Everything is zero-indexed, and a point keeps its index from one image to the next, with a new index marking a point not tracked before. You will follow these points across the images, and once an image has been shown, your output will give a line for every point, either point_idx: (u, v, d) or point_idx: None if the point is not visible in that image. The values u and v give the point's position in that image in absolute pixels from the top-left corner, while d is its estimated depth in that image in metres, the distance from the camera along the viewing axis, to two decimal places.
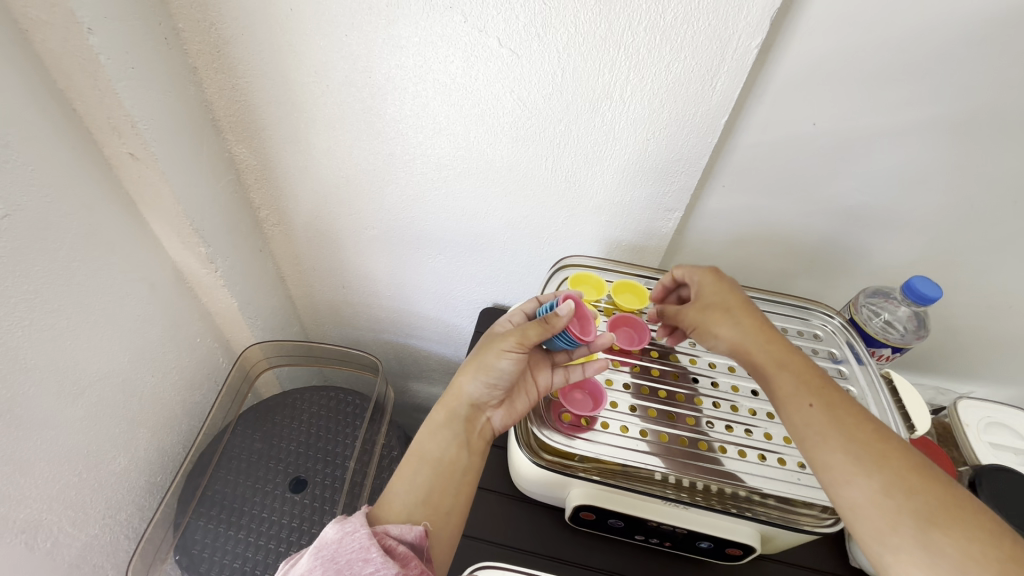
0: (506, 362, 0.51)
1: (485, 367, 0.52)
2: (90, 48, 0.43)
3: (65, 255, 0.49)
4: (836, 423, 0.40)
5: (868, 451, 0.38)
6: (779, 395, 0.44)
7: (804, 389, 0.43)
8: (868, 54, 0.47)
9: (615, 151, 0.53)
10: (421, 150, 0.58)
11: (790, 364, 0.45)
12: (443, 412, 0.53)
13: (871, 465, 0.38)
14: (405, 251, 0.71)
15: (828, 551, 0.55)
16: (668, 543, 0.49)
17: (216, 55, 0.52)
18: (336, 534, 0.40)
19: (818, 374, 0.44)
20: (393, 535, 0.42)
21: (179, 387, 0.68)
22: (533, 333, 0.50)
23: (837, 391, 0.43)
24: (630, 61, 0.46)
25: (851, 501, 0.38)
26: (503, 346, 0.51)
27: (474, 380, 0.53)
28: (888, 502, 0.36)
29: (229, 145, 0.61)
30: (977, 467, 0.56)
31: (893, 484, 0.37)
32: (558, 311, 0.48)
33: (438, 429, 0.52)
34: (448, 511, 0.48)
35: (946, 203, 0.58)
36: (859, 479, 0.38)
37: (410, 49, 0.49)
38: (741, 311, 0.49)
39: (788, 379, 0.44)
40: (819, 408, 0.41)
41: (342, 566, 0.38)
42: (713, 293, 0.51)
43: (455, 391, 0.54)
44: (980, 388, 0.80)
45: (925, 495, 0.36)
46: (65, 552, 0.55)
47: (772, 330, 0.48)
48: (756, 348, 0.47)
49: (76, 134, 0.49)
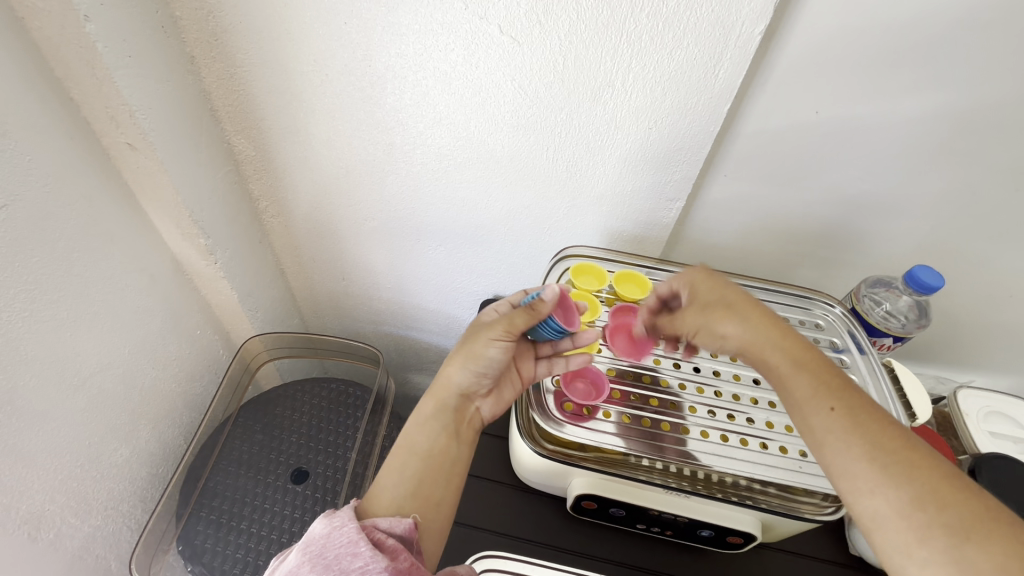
0: (495, 350, 0.50)
1: (474, 356, 0.51)
2: (86, 36, 0.43)
3: (65, 245, 0.49)
4: (859, 428, 0.37)
5: (895, 460, 0.35)
6: (797, 398, 0.40)
7: (822, 391, 0.39)
8: (874, 40, 0.47)
9: (616, 140, 0.53)
10: (421, 140, 0.57)
11: (805, 368, 0.41)
12: (432, 404, 0.52)
13: (898, 474, 0.35)
14: (405, 242, 0.71)
15: (828, 538, 0.55)
16: (669, 531, 0.50)
17: (213, 44, 0.52)
18: (323, 529, 0.40)
19: (837, 375, 0.40)
20: (381, 528, 0.42)
21: (180, 378, 0.68)
22: (522, 319, 0.49)
23: (859, 393, 0.39)
24: (632, 49, 0.45)
25: (874, 512, 0.35)
26: (492, 334, 0.50)
27: (462, 370, 0.52)
28: (917, 515, 0.33)
29: (227, 135, 0.61)
30: (977, 455, 0.56)
31: (923, 496, 0.34)
32: (545, 296, 0.48)
33: (427, 420, 0.51)
34: (438, 503, 0.47)
35: (948, 191, 0.58)
36: (885, 491, 0.35)
37: (411, 37, 0.48)
38: (746, 307, 0.46)
39: (805, 380, 0.41)
40: (841, 413, 0.38)
41: (330, 561, 0.38)
42: (708, 291, 0.48)
43: (443, 381, 0.52)
44: (980, 377, 0.80)
45: (958, 507, 0.33)
46: (68, 543, 0.56)
47: (786, 327, 0.44)
48: (764, 348, 0.43)
49: (74, 124, 0.49)
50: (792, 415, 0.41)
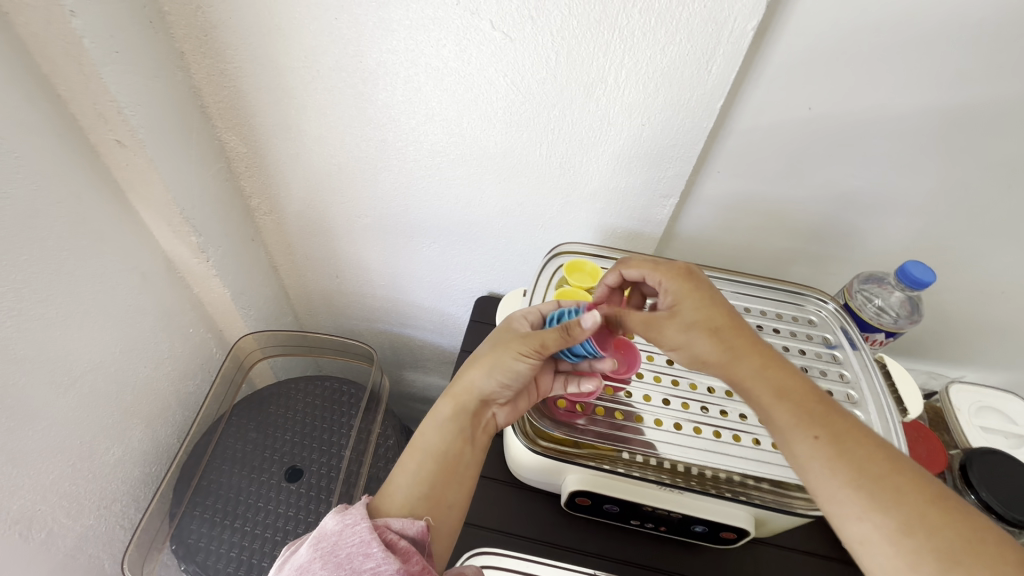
0: (524, 366, 0.47)
1: (502, 367, 0.48)
2: (73, 31, 0.42)
3: (54, 243, 0.48)
4: (842, 455, 0.37)
5: (881, 484, 0.35)
6: (780, 426, 0.40)
7: (805, 419, 0.39)
8: (865, 38, 0.47)
9: (609, 137, 0.53)
10: (415, 137, 0.57)
11: (788, 393, 0.40)
12: (450, 406, 0.50)
13: (885, 500, 0.35)
14: (398, 240, 0.71)
15: (819, 532, 0.56)
16: (662, 527, 0.50)
17: (203, 40, 0.52)
18: (336, 525, 0.40)
19: (820, 399, 0.40)
20: (394, 528, 0.41)
21: (173, 377, 0.67)
22: (554, 340, 0.46)
23: (842, 417, 0.39)
24: (624, 45, 0.45)
25: (862, 536, 0.35)
26: (524, 349, 0.47)
27: (486, 377, 0.48)
28: (906, 541, 0.33)
29: (218, 132, 0.60)
30: (968, 450, 0.57)
31: (911, 520, 0.33)
32: (584, 322, 0.45)
33: (445, 423, 0.49)
34: (449, 505, 0.47)
35: (940, 187, 0.58)
36: (873, 517, 0.34)
37: (402, 33, 0.48)
38: (726, 328, 0.44)
39: (788, 407, 0.40)
40: (825, 441, 0.38)
41: (342, 559, 0.38)
42: (689, 308, 0.46)
43: (465, 384, 0.50)
44: (971, 372, 0.80)
45: (945, 531, 0.33)
46: (60, 543, 0.55)
47: (769, 350, 0.43)
48: (746, 373, 0.42)
49: (63, 121, 0.48)
50: (777, 441, 0.40)
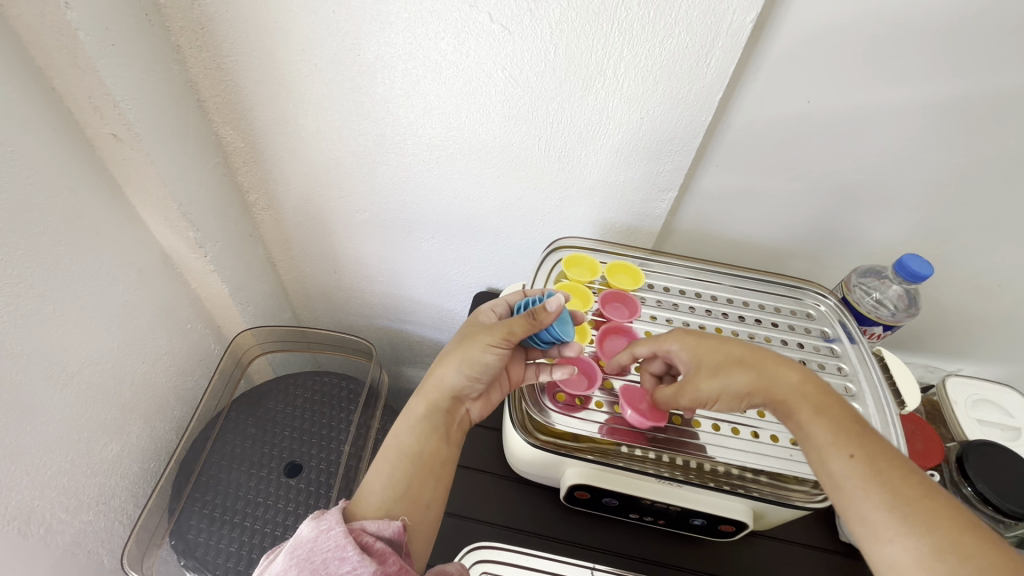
0: (492, 356, 0.49)
1: (471, 360, 0.49)
2: (68, 23, 0.42)
3: (50, 238, 0.48)
4: (878, 476, 0.38)
5: (913, 507, 0.36)
6: (817, 444, 0.41)
7: (843, 438, 0.40)
8: (863, 30, 0.47)
9: (608, 131, 0.53)
10: (413, 131, 0.57)
11: (826, 413, 0.41)
12: (424, 404, 0.51)
13: (918, 523, 0.35)
14: (397, 235, 0.71)
15: (818, 526, 0.56)
16: (662, 521, 0.50)
17: (199, 32, 0.51)
18: (311, 532, 0.39)
19: (856, 421, 0.41)
20: (370, 531, 0.41)
21: (171, 372, 0.67)
22: (521, 327, 0.48)
23: (880, 440, 0.40)
24: (623, 37, 0.45)
25: (892, 558, 0.36)
26: (491, 340, 0.49)
27: (456, 371, 0.50)
28: (937, 565, 0.34)
29: (215, 126, 0.60)
30: (965, 442, 0.57)
31: (944, 545, 0.34)
32: (548, 306, 0.47)
33: (418, 421, 0.50)
34: (427, 504, 0.47)
35: (939, 181, 0.58)
36: (905, 538, 0.35)
37: (400, 25, 0.48)
38: (758, 358, 0.45)
39: (826, 426, 0.41)
40: (862, 461, 0.38)
41: (318, 565, 0.37)
42: (709, 353, 0.46)
43: (436, 381, 0.51)
44: (968, 366, 0.81)
45: (978, 558, 0.33)
46: (59, 539, 0.55)
47: (807, 372, 0.44)
48: (782, 394, 0.43)
49: (57, 115, 0.48)
50: (811, 458, 0.41)
